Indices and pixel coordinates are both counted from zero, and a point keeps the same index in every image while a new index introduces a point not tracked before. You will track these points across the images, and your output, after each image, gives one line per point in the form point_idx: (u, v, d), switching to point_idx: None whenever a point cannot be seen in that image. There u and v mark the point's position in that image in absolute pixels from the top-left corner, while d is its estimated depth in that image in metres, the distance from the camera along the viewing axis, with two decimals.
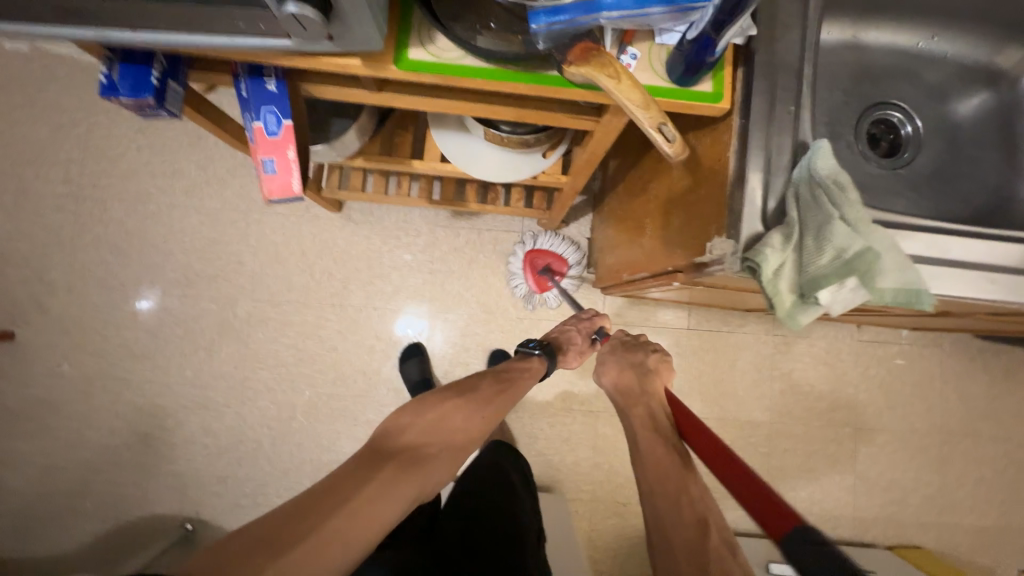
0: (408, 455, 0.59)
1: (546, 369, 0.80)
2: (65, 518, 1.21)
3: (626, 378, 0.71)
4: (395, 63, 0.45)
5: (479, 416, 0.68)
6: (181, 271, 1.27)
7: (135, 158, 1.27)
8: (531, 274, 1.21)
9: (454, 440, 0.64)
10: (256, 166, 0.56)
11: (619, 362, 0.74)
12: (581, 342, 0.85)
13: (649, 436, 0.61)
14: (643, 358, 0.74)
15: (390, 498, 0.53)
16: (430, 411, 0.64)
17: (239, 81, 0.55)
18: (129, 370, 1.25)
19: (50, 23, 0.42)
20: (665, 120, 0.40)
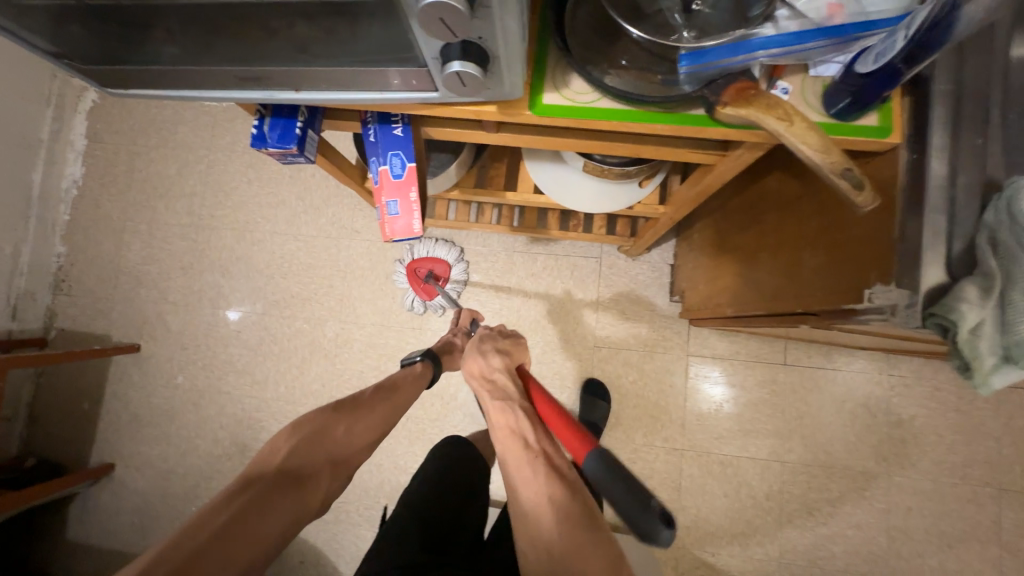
0: (287, 476, 0.57)
1: (433, 373, 0.79)
2: (175, 519, 1.32)
3: (476, 363, 0.66)
4: (529, 108, 0.45)
5: (361, 428, 0.66)
6: (280, 293, 1.37)
7: (245, 190, 1.41)
8: (418, 284, 1.25)
9: (335, 453, 0.63)
10: (378, 208, 0.59)
11: (470, 352, 0.68)
12: (462, 342, 0.86)
13: (496, 408, 0.60)
14: (496, 339, 0.70)
15: (269, 518, 0.54)
16: (306, 427, 0.62)
17: (368, 127, 0.57)
18: (231, 383, 1.36)
19: (226, 88, 0.47)
20: (851, 163, 0.37)
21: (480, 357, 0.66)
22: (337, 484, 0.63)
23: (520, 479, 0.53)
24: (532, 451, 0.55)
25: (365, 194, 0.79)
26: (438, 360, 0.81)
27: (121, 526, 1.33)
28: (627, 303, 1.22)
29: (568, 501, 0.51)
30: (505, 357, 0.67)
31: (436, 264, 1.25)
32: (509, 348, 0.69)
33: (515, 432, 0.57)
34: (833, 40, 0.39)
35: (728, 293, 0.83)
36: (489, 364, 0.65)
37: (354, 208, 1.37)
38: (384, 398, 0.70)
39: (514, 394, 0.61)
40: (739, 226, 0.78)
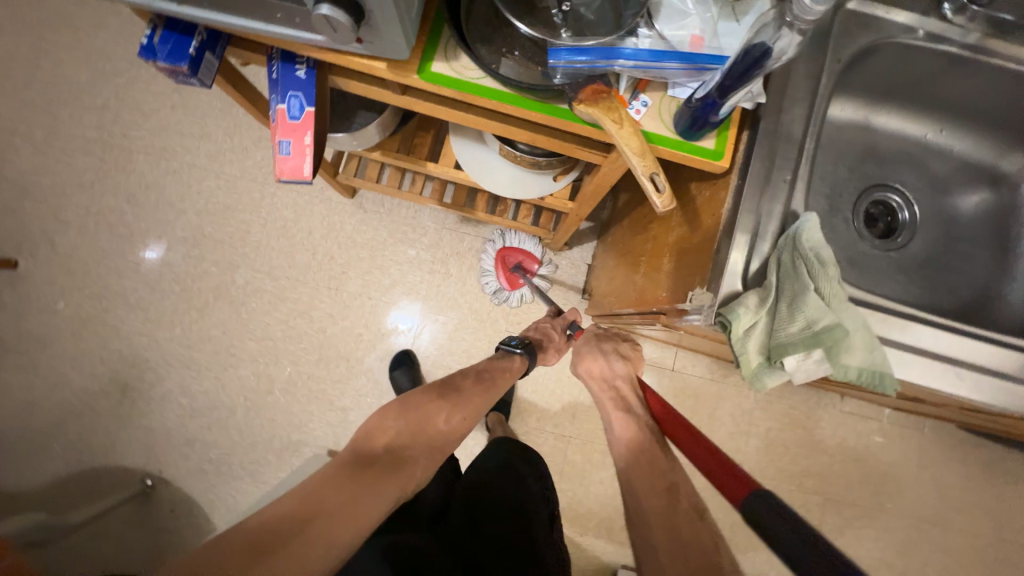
0: (393, 455, 0.58)
1: (528, 368, 0.79)
2: (33, 455, 1.22)
3: (599, 368, 0.74)
4: (418, 72, 0.47)
5: (458, 418, 0.66)
6: (190, 230, 1.30)
7: (167, 115, 1.31)
8: (503, 272, 1.24)
9: (433, 440, 0.62)
10: (272, 147, 0.58)
11: (593, 352, 0.75)
12: (559, 339, 0.87)
13: (622, 420, 0.66)
14: (615, 346, 0.76)
15: (383, 490, 0.54)
16: (416, 410, 0.63)
17: (271, 63, 0.56)
18: (121, 316, 1.27)
19: None
20: (658, 170, 0.44)
21: (603, 359, 0.74)
22: (431, 469, 0.61)
23: (648, 502, 0.57)
24: (660, 474, 0.58)
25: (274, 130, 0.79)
26: (534, 354, 0.80)
27: None
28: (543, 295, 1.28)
29: (688, 532, 0.53)
30: (628, 366, 0.74)
31: (525, 253, 1.24)
32: (630, 356, 0.76)
33: (642, 451, 0.61)
34: (685, 65, 0.45)
35: (619, 294, 0.90)
36: (613, 369, 0.73)
37: None
38: (479, 389, 0.71)
39: (635, 406, 0.67)
40: (635, 233, 0.85)
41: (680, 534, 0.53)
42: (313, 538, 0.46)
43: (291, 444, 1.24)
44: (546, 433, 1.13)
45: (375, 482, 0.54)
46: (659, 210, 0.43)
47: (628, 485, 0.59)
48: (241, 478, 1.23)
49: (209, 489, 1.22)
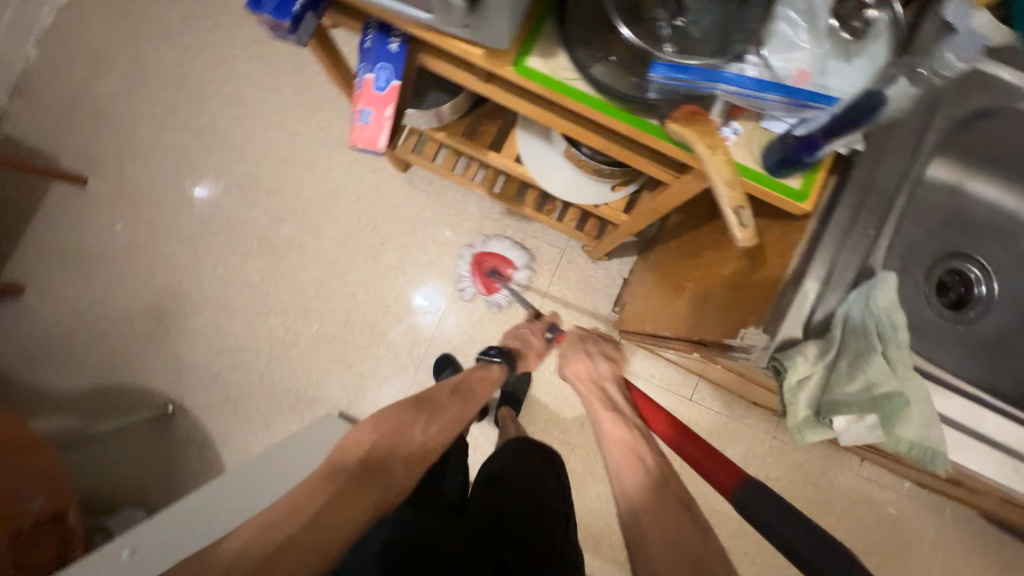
0: (366, 468, 0.59)
1: (505, 377, 0.86)
2: (71, 362, 1.29)
3: (585, 368, 0.78)
4: (513, 64, 0.47)
5: (435, 429, 0.68)
6: (246, 177, 1.34)
7: (244, 63, 1.36)
8: (479, 276, 1.28)
9: (411, 449, 0.64)
10: (354, 114, 0.60)
11: (578, 353, 0.80)
12: (538, 343, 0.92)
13: (610, 420, 0.69)
14: (598, 347, 0.82)
15: (360, 499, 0.55)
16: (392, 420, 0.65)
17: (367, 32, 0.57)
18: (170, 248, 1.33)
19: None
20: (744, 204, 0.43)
21: (588, 361, 0.79)
22: (409, 477, 0.63)
23: (642, 499, 0.59)
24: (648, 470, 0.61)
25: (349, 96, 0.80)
26: (513, 362, 0.88)
27: (15, 350, 1.30)
28: (572, 301, 1.27)
29: (682, 527, 0.55)
30: (612, 366, 0.79)
31: (501, 258, 1.27)
32: (615, 358, 0.81)
33: (632, 449, 0.64)
34: (786, 99, 0.43)
35: (655, 317, 0.88)
36: (597, 368, 0.78)
37: (346, 121, 1.34)
38: (457, 399, 0.74)
39: (621, 406, 0.71)
40: (681, 261, 0.84)
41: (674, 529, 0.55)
42: (286, 546, 0.48)
43: (305, 398, 1.28)
44: (553, 437, 1.13)
45: (344, 491, 0.55)
46: (740, 246, 0.42)
47: (622, 484, 0.62)
48: (255, 421, 1.28)
49: (224, 426, 1.28)
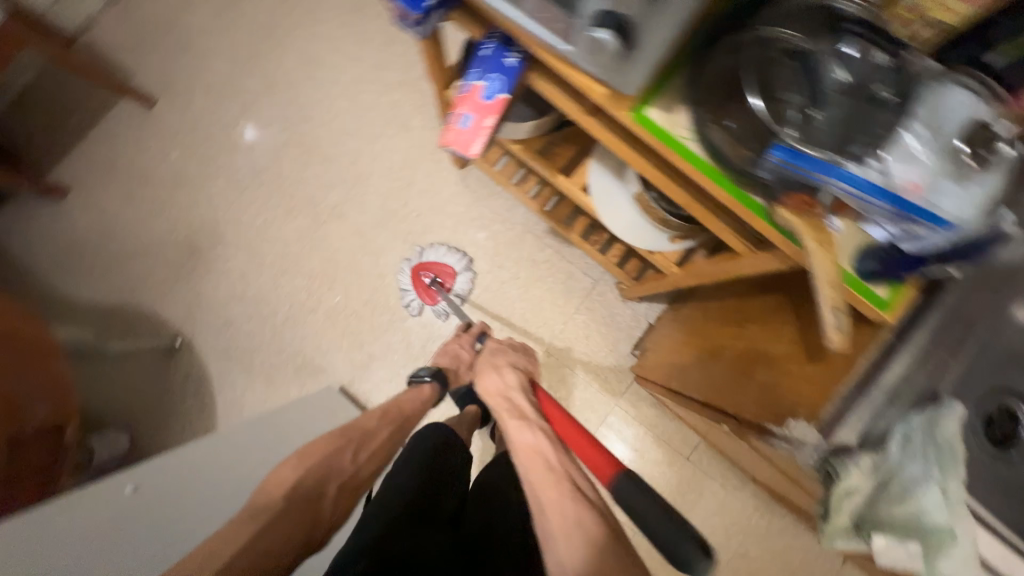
0: (291, 505, 0.63)
1: (439, 394, 0.88)
2: (95, 274, 1.31)
3: (494, 381, 0.80)
4: (631, 109, 0.48)
5: (365, 455, 0.73)
6: (307, 136, 1.36)
7: (333, 28, 1.38)
8: (420, 286, 1.29)
9: (342, 476, 0.70)
10: (453, 116, 0.61)
11: (488, 369, 0.83)
12: (467, 356, 0.97)
13: (517, 426, 0.69)
14: (502, 359, 0.86)
15: (286, 530, 0.60)
16: (317, 455, 0.69)
17: (488, 42, 0.58)
18: (217, 187, 1.35)
19: None
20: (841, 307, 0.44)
21: (496, 374, 0.81)
22: (341, 502, 0.69)
23: (546, 498, 0.59)
24: (553, 471, 0.62)
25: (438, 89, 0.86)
26: (444, 380, 0.90)
27: (45, 249, 1.32)
28: (592, 332, 1.28)
29: (592, 525, 0.55)
30: (518, 375, 0.80)
31: (441, 267, 1.30)
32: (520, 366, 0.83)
33: (539, 451, 0.65)
34: (894, 210, 0.42)
35: (681, 372, 0.88)
36: (505, 381, 0.79)
37: (416, 105, 1.36)
38: (388, 425, 0.79)
39: (528, 411, 0.72)
40: (718, 323, 0.83)
41: (581, 532, 0.54)
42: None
43: (309, 364, 1.28)
44: None
45: (269, 526, 0.59)
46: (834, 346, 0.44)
47: (530, 487, 0.62)
48: (256, 375, 1.28)
49: (225, 372, 1.28)
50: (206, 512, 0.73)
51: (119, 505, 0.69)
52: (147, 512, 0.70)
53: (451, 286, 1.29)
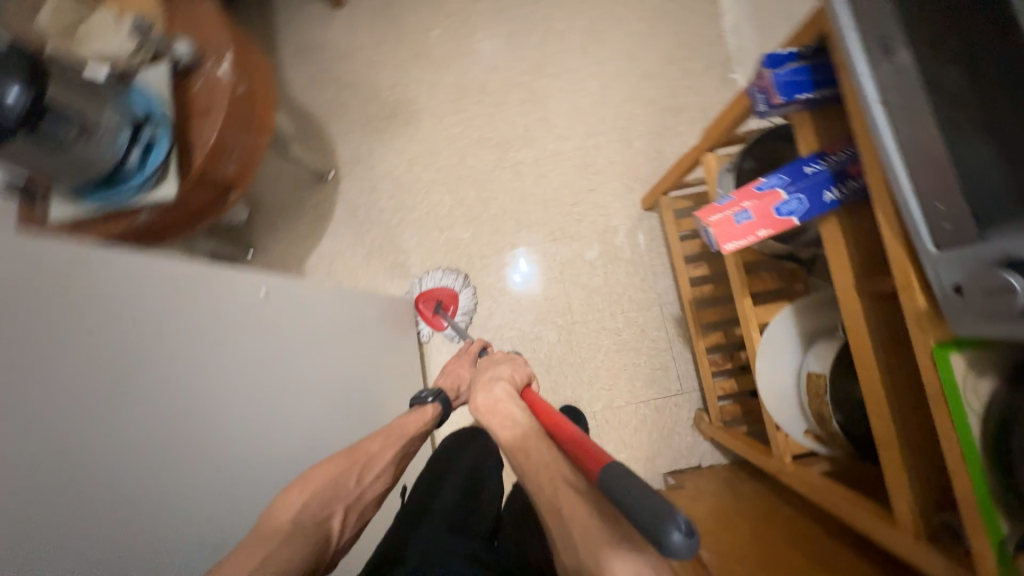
0: (297, 532, 0.59)
1: (441, 414, 0.90)
2: (315, 83, 1.44)
3: (484, 396, 0.73)
4: (937, 343, 0.42)
5: (369, 477, 0.72)
6: (541, 92, 1.39)
7: (628, 23, 1.39)
8: (427, 315, 1.29)
9: (346, 501, 0.67)
10: (731, 203, 0.57)
11: (484, 383, 0.78)
12: (467, 373, 0.99)
13: (506, 431, 0.64)
14: (495, 369, 0.83)
15: (296, 551, 0.57)
16: (322, 477, 0.66)
17: (820, 163, 0.54)
18: (445, 82, 1.42)
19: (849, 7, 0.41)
20: None
21: (487, 391, 0.74)
22: (346, 526, 0.67)
23: (541, 497, 0.51)
24: (546, 467, 0.54)
25: (704, 141, 0.86)
26: (446, 403, 0.91)
27: (296, 40, 1.47)
28: (642, 429, 1.22)
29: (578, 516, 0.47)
30: (507, 388, 0.74)
31: (444, 293, 1.28)
32: (508, 376, 0.79)
33: (527, 451, 0.58)
34: None
35: (712, 539, 0.82)
36: (494, 395, 0.73)
37: (647, 132, 1.33)
38: (387, 447, 0.76)
39: (517, 414, 0.66)
40: (782, 538, 0.78)
41: (578, 527, 0.47)
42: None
43: (407, 268, 1.35)
44: None
45: (277, 551, 0.55)
46: None
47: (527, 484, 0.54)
48: (362, 244, 1.37)
49: (343, 225, 1.38)
50: (297, 351, 0.79)
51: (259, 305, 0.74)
52: (266, 319, 0.75)
53: (456, 311, 1.28)
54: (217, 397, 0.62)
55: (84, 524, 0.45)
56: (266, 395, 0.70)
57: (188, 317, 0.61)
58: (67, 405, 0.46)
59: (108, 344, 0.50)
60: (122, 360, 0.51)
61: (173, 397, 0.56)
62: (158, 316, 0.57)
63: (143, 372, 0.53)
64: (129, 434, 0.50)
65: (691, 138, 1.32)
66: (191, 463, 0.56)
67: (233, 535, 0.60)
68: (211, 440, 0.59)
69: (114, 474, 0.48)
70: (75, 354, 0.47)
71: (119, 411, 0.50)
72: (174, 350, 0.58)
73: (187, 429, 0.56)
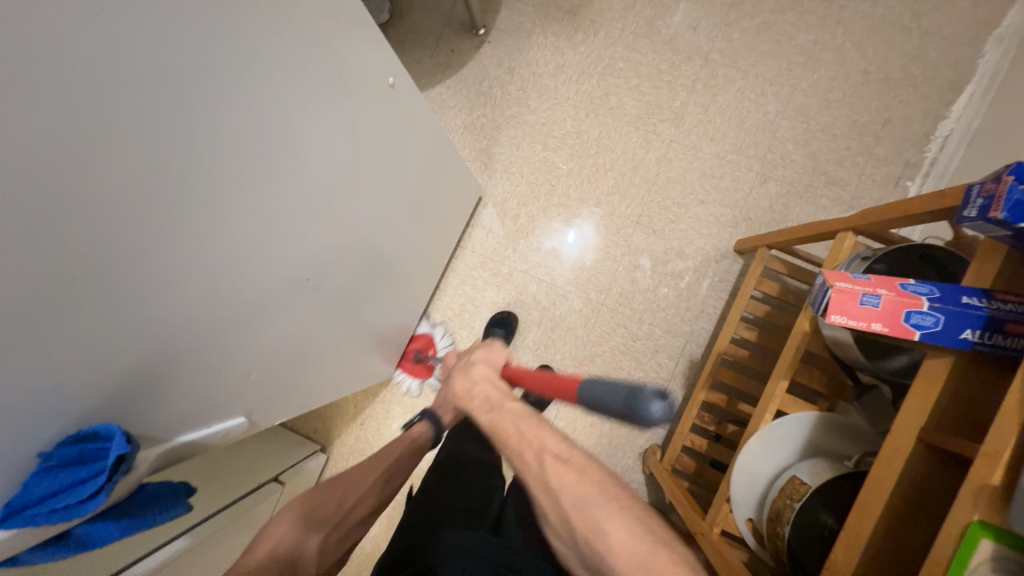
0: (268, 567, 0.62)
1: (430, 428, 0.94)
2: None
3: (463, 384, 0.75)
4: (979, 519, 0.39)
5: (353, 499, 0.75)
6: (721, 80, 1.26)
7: (853, 67, 1.23)
8: (410, 367, 1.30)
9: (329, 523, 0.71)
10: (865, 283, 0.53)
11: (462, 369, 0.78)
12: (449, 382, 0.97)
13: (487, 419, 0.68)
14: (473, 353, 0.80)
15: None
16: (305, 511, 0.70)
17: (983, 301, 0.48)
18: (640, 13, 1.29)
19: None
20: None
21: (463, 376, 0.76)
22: (331, 549, 0.70)
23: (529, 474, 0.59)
24: (528, 447, 0.61)
25: (852, 219, 0.78)
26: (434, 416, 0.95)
27: None
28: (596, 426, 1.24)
29: (574, 480, 0.56)
30: (487, 371, 0.75)
31: (420, 340, 1.31)
32: (487, 359, 0.77)
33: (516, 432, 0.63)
34: None
35: None
36: (471, 381, 0.75)
37: (789, 182, 1.23)
38: (372, 467, 0.80)
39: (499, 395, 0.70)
40: None
41: (566, 497, 0.56)
42: None
43: (494, 164, 1.32)
44: None
45: None
46: None
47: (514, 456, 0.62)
48: (467, 113, 1.32)
49: (463, 85, 1.32)
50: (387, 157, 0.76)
51: (382, 91, 0.68)
52: (383, 110, 0.70)
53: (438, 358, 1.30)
54: (311, 136, 0.56)
55: (124, 180, 0.38)
56: (348, 173, 0.66)
57: (320, 55, 0.53)
58: (174, 56, 0.37)
59: (237, 26, 0.42)
60: (245, 49, 0.43)
61: (278, 110, 0.49)
62: (307, 26, 0.50)
63: (272, 61, 0.46)
64: (231, 109, 0.44)
65: (823, 215, 1.22)
66: (259, 176, 0.50)
67: (233, 289, 0.55)
68: (271, 182, 0.53)
69: (202, 133, 0.42)
70: (204, 10, 0.39)
71: (209, 100, 0.42)
72: (304, 67, 0.51)
73: (256, 159, 0.49)
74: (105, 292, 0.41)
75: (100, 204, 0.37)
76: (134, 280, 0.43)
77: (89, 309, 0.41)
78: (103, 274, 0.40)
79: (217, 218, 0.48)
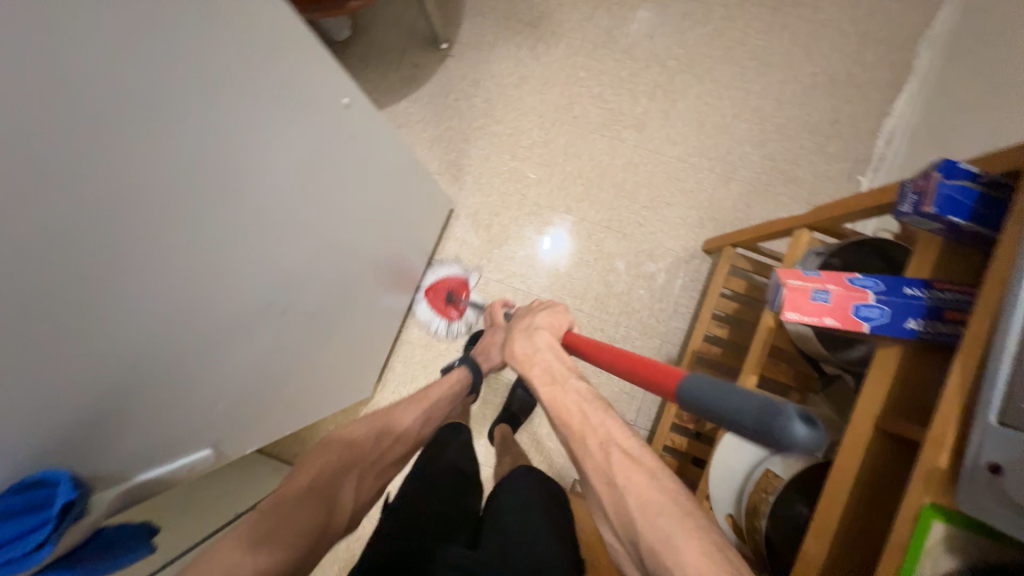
0: (312, 493, 0.58)
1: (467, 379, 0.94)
2: None
3: (522, 347, 0.74)
4: (930, 502, 0.41)
5: (388, 442, 0.72)
6: (679, 86, 1.30)
7: (801, 70, 1.29)
8: (436, 301, 1.29)
9: (364, 463, 0.67)
10: (816, 280, 0.55)
11: (521, 332, 0.78)
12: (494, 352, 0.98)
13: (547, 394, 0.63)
14: (528, 320, 0.82)
15: (307, 512, 0.56)
16: (346, 443, 0.67)
17: (922, 291, 0.51)
18: (598, 23, 1.33)
19: None
20: None
21: (523, 338, 0.76)
22: (364, 491, 0.66)
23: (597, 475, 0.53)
24: (598, 437, 0.56)
25: (807, 216, 0.82)
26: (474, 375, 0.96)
27: None
28: None
29: (650, 486, 0.51)
30: (550, 340, 0.74)
31: (453, 281, 1.29)
32: (545, 326, 0.79)
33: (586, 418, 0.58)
34: None
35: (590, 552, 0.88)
36: (532, 345, 0.73)
37: (749, 181, 1.27)
38: (409, 408, 0.79)
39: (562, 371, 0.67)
40: None
41: (635, 497, 0.50)
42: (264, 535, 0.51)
43: (464, 175, 1.32)
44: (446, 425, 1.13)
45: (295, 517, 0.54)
46: None
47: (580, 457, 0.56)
48: (434, 126, 1.33)
49: (428, 98, 1.33)
50: (350, 173, 0.75)
51: (339, 111, 0.68)
52: (341, 130, 0.70)
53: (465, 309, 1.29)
54: (268, 159, 0.55)
55: (59, 209, 0.36)
56: (310, 193, 0.66)
57: (271, 77, 0.53)
58: (110, 83, 0.36)
59: (182, 54, 0.41)
60: (190, 76, 0.43)
61: (231, 134, 0.48)
62: (257, 51, 0.50)
63: (220, 86, 0.46)
64: (178, 135, 0.43)
65: (784, 211, 1.26)
66: (214, 200, 0.49)
67: (190, 317, 0.53)
68: (228, 206, 0.51)
69: (146, 160, 0.41)
70: (146, 40, 0.38)
71: (153, 127, 0.40)
72: (256, 90, 0.51)
73: (209, 181, 0.48)
74: (44, 328, 0.39)
75: (35, 240, 0.35)
76: (78, 314, 0.41)
77: (28, 346, 0.38)
78: (41, 310, 0.38)
79: (169, 247, 0.46)
